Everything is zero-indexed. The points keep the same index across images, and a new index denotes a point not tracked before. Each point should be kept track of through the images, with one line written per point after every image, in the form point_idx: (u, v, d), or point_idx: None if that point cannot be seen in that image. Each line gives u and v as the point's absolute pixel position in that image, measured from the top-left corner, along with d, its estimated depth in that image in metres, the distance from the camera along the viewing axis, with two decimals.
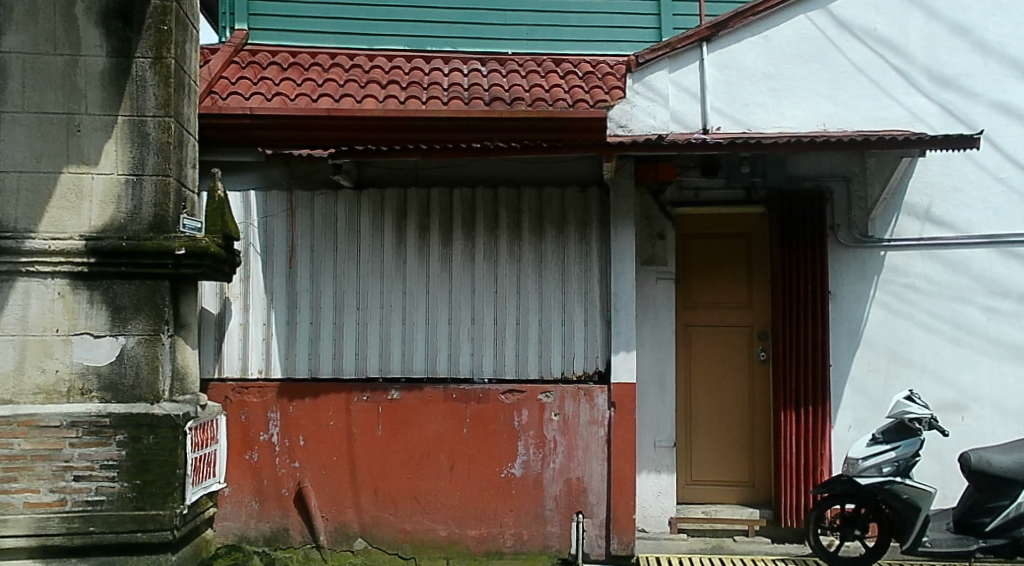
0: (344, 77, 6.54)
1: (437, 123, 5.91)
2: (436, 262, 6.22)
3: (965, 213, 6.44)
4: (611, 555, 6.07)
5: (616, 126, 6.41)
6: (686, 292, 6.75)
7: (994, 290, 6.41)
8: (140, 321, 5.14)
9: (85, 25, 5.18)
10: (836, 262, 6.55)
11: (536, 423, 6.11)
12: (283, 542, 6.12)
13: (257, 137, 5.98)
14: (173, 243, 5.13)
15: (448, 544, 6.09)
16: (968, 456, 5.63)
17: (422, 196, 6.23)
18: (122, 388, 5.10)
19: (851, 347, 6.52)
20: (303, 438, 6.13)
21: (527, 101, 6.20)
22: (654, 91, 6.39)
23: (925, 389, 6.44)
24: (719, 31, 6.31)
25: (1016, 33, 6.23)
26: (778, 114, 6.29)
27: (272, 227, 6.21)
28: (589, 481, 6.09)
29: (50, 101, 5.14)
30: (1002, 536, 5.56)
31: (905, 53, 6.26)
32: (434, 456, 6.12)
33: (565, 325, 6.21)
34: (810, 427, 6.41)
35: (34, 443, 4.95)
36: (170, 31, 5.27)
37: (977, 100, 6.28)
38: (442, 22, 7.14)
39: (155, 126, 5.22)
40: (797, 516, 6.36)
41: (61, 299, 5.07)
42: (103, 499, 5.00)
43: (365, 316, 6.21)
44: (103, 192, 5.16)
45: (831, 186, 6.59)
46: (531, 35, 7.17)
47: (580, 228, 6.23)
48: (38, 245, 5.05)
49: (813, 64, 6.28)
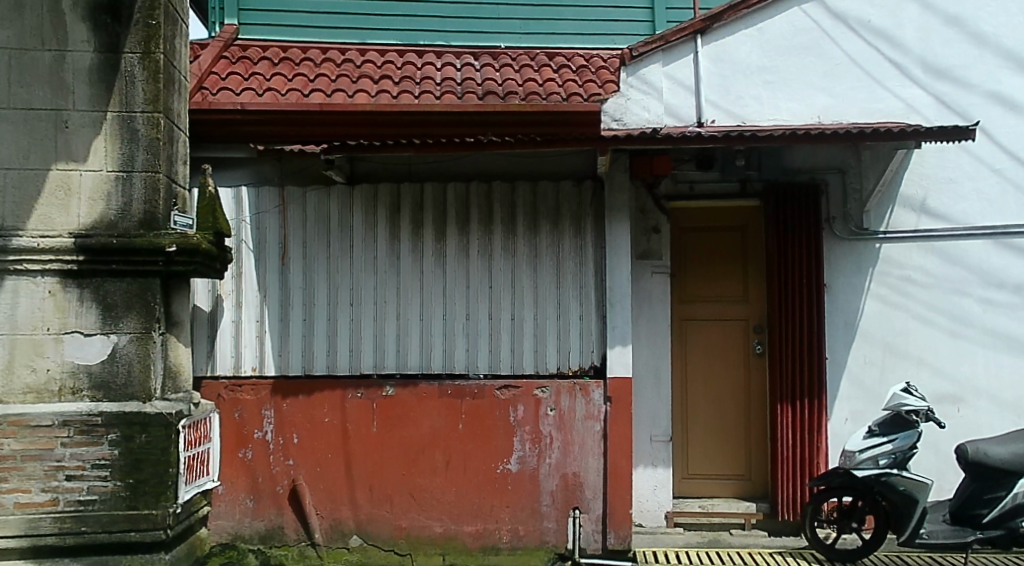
0: (336, 72, 6.47)
1: (429, 117, 5.79)
2: (430, 257, 6.18)
3: (959, 205, 6.46)
4: (608, 550, 6.04)
5: (610, 120, 6.20)
6: (681, 284, 6.73)
7: (990, 281, 6.42)
8: (131, 320, 5.08)
9: (72, 20, 5.11)
10: (832, 254, 6.54)
11: (532, 418, 6.07)
12: (278, 540, 6.08)
13: (248, 133, 5.90)
14: (163, 240, 5.07)
15: (443, 541, 6.06)
16: (966, 447, 5.63)
17: (416, 191, 6.20)
18: (113, 387, 5.05)
19: (847, 340, 6.50)
20: (297, 435, 6.09)
21: (521, 94, 6.11)
22: (648, 84, 6.22)
23: (921, 381, 6.44)
24: (713, 23, 6.22)
25: (1010, 24, 6.22)
26: (774, 106, 6.20)
27: (265, 223, 6.17)
28: (585, 476, 6.06)
29: (38, 98, 5.07)
30: (1000, 528, 5.50)
31: (900, 44, 6.20)
32: (430, 451, 6.08)
33: (560, 320, 6.17)
34: (805, 420, 6.40)
35: (24, 443, 4.89)
36: (158, 25, 5.20)
37: (972, 92, 6.27)
38: (435, 15, 7.08)
39: (144, 122, 5.15)
40: (793, 509, 6.35)
41: (50, 297, 5.01)
42: (96, 498, 4.95)
43: (359, 311, 6.17)
44: (91, 188, 5.10)
45: (826, 178, 6.58)
46: (525, 28, 7.13)
47: (575, 222, 6.19)
48: (27, 243, 4.97)
49: (809, 56, 6.20)
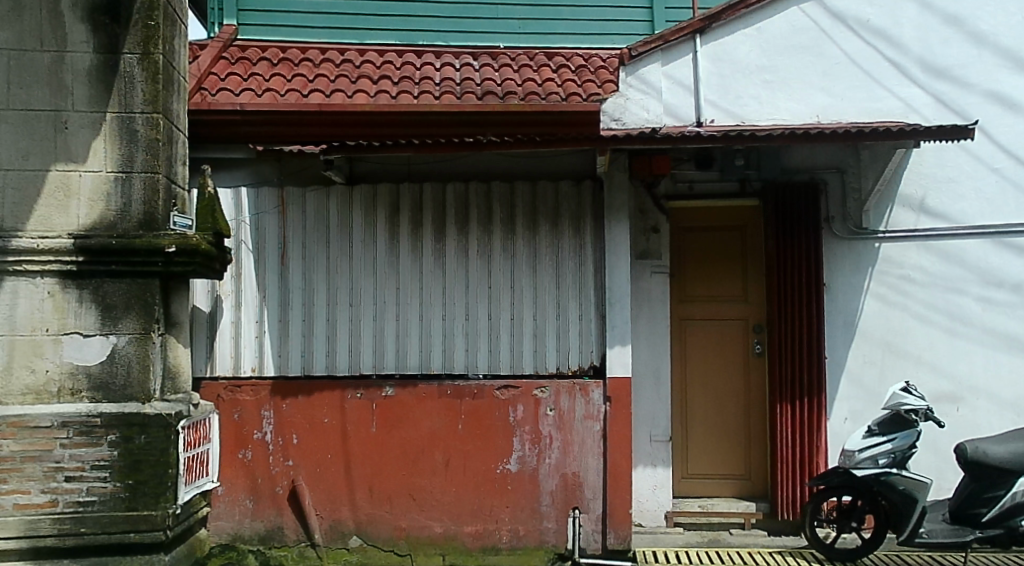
0: (335, 73, 6.46)
1: (428, 117, 5.79)
2: (429, 257, 6.18)
3: (958, 204, 6.46)
4: (608, 550, 6.04)
5: (609, 120, 6.19)
6: (680, 285, 6.73)
7: (989, 280, 6.43)
8: (130, 320, 5.07)
9: (71, 21, 5.10)
10: (832, 254, 6.55)
11: (532, 418, 6.07)
12: (277, 541, 6.07)
13: (247, 134, 5.90)
14: (162, 241, 5.06)
15: (443, 541, 6.06)
16: (965, 446, 5.63)
17: (415, 192, 6.20)
18: (113, 388, 5.04)
19: (846, 339, 6.51)
20: (297, 436, 6.09)
21: (520, 94, 6.10)
22: (647, 84, 6.22)
23: (920, 380, 6.45)
24: (712, 23, 6.21)
25: (1008, 23, 6.23)
26: (773, 105, 6.20)
27: (264, 224, 6.17)
28: (585, 476, 6.06)
29: (37, 99, 5.07)
30: (999, 527, 5.51)
31: (899, 44, 6.20)
32: (429, 452, 6.08)
33: (559, 320, 6.17)
34: (805, 420, 6.41)
35: (23, 444, 4.89)
36: (157, 26, 5.19)
37: (971, 91, 6.28)
38: (433, 15, 7.08)
39: (144, 123, 5.15)
40: (792, 508, 6.36)
41: (50, 298, 5.01)
42: (95, 499, 4.94)
43: (358, 312, 6.16)
44: (90, 189, 5.09)
45: (825, 178, 6.58)
46: (524, 28, 7.13)
47: (574, 222, 6.19)
48: (26, 244, 4.97)
49: (808, 56, 6.20)
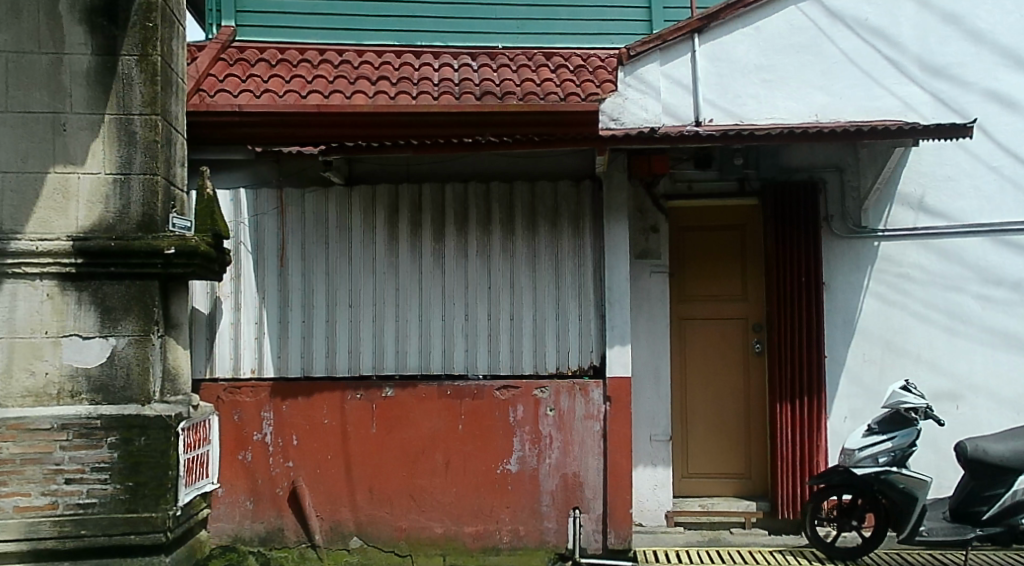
0: (334, 74, 6.46)
1: (427, 118, 5.79)
2: (428, 258, 6.18)
3: (957, 203, 6.46)
4: (608, 549, 6.04)
5: (608, 120, 6.15)
6: (679, 284, 6.73)
7: (988, 278, 6.43)
8: (130, 322, 5.07)
9: (69, 23, 5.10)
10: (831, 253, 6.55)
11: (531, 418, 6.07)
12: (278, 542, 6.07)
13: (246, 135, 5.90)
14: (162, 242, 5.06)
15: (443, 541, 6.06)
16: (965, 445, 5.62)
17: (414, 192, 6.20)
18: (113, 390, 5.05)
19: (845, 338, 6.51)
20: (297, 437, 6.09)
21: (518, 94, 6.10)
22: (645, 83, 6.18)
23: (920, 378, 6.45)
24: (710, 23, 6.21)
25: (1006, 21, 6.23)
26: (772, 105, 6.20)
27: (263, 225, 6.16)
28: (585, 476, 6.06)
29: (35, 101, 5.07)
30: (999, 525, 5.51)
31: (897, 42, 6.20)
32: (429, 452, 6.08)
33: (559, 320, 6.17)
34: (804, 418, 6.41)
35: (23, 447, 4.88)
36: (155, 27, 5.19)
37: (970, 89, 6.28)
38: (431, 15, 7.07)
39: (142, 125, 5.15)
40: (792, 508, 6.36)
41: (49, 300, 5.00)
42: (95, 501, 4.94)
43: (358, 312, 6.16)
44: (89, 192, 5.09)
45: (824, 177, 6.58)
46: (522, 28, 7.12)
47: (574, 221, 6.19)
48: (25, 246, 4.98)
49: (806, 55, 6.20)
